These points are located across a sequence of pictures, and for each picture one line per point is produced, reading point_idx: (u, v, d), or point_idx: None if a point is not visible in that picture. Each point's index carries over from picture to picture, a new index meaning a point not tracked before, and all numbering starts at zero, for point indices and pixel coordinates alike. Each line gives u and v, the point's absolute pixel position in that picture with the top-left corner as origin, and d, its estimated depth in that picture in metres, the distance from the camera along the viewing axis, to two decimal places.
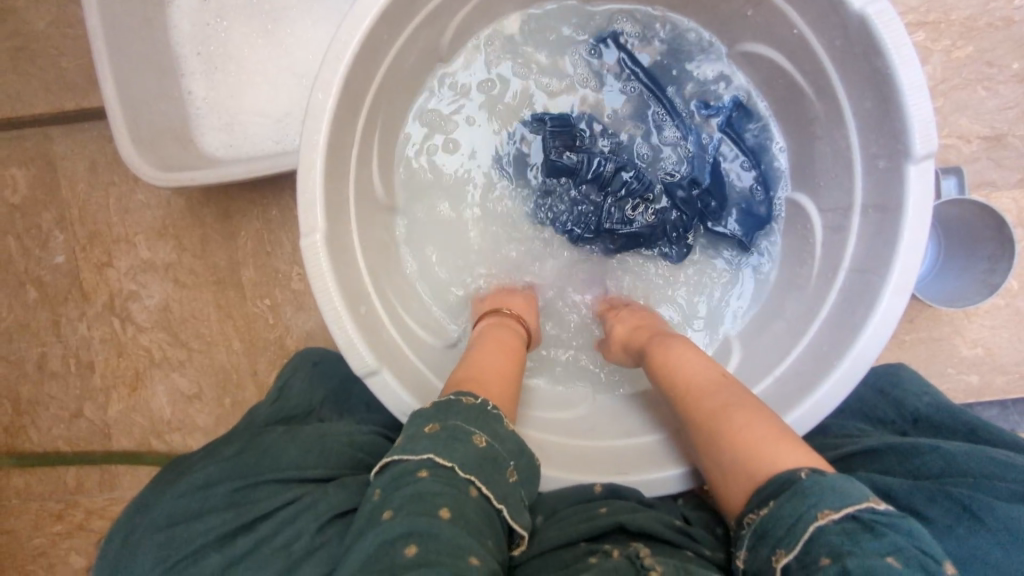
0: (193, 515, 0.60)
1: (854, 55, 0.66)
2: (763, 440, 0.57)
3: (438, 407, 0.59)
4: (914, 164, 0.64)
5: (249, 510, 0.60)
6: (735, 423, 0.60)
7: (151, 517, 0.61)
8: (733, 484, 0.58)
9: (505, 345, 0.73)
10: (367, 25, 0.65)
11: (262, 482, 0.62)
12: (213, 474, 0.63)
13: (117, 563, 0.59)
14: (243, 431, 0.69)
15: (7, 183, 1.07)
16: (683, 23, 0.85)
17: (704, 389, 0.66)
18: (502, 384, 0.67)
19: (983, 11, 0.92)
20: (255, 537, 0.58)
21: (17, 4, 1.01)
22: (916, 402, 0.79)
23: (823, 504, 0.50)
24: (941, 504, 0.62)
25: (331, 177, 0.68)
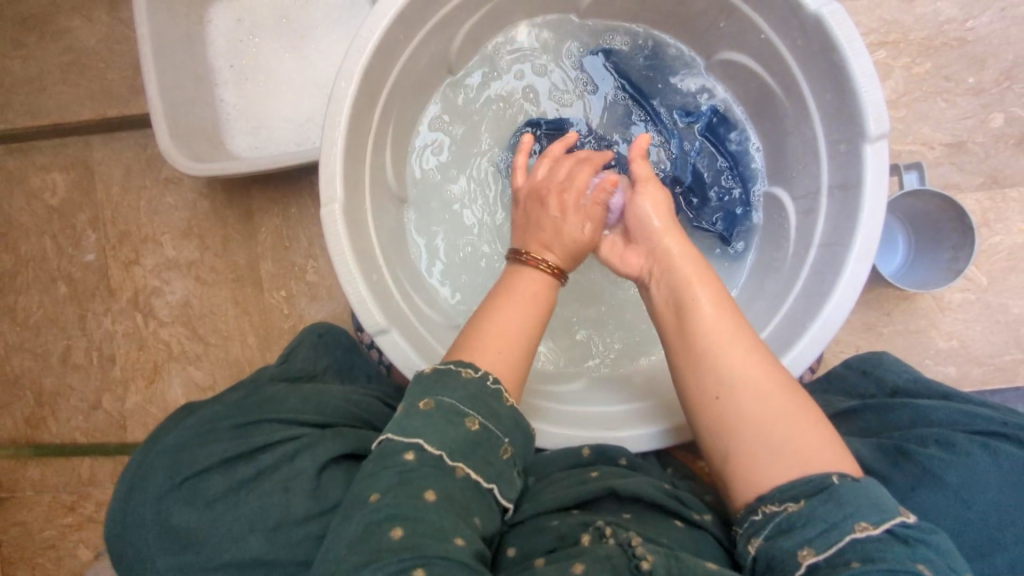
0: (200, 442, 0.63)
1: (813, 52, 0.75)
2: (810, 443, 0.58)
3: (438, 377, 0.60)
4: (869, 143, 0.72)
5: (250, 440, 0.63)
6: (792, 409, 0.60)
7: (162, 444, 0.65)
8: (775, 470, 0.58)
9: (524, 296, 0.70)
10: (385, 24, 0.74)
11: (264, 421, 0.66)
12: (221, 411, 0.67)
13: (130, 482, 0.63)
14: (248, 385, 0.75)
15: (48, 187, 1.16)
16: (665, 40, 0.95)
17: (757, 363, 0.62)
18: (508, 349, 0.65)
19: (939, 32, 1.02)
20: (256, 467, 0.61)
21: (71, 25, 1.13)
22: (896, 377, 0.79)
23: (861, 516, 0.52)
24: (905, 469, 0.63)
25: (349, 157, 0.76)
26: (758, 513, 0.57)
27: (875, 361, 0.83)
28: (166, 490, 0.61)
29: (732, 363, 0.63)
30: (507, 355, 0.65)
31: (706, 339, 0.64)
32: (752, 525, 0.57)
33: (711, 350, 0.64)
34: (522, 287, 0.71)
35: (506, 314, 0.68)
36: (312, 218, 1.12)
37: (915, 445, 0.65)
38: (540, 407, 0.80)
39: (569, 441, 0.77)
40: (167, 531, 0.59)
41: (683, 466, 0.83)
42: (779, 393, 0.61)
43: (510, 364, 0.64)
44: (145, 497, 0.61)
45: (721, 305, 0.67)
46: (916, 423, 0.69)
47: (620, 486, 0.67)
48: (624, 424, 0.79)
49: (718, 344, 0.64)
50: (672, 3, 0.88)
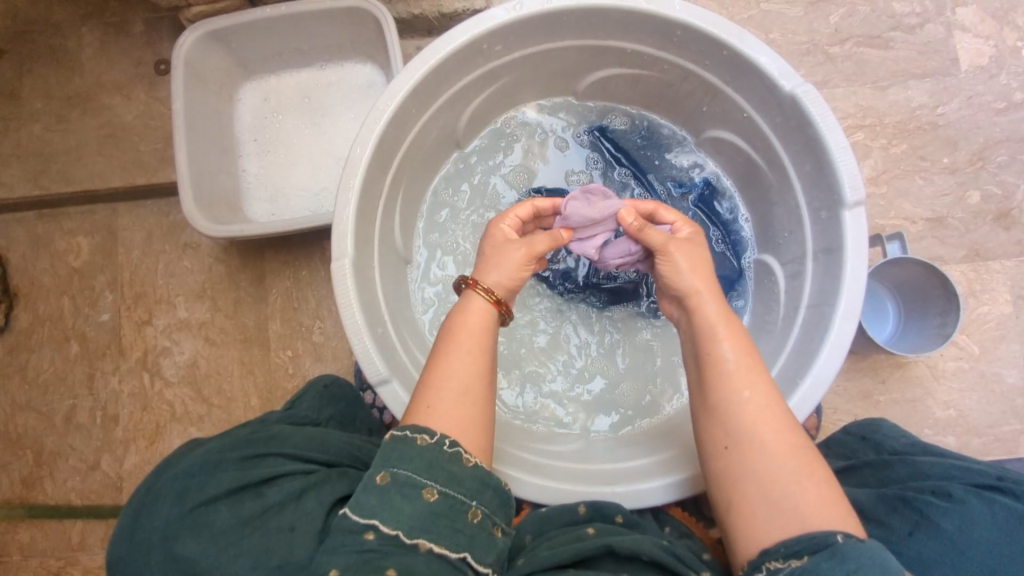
0: (209, 472, 0.64)
1: (791, 127, 0.82)
2: (814, 502, 0.59)
3: (387, 450, 0.60)
4: (847, 209, 0.77)
5: (258, 472, 0.64)
6: (794, 469, 0.61)
7: (170, 473, 0.65)
8: (775, 527, 0.60)
9: (467, 334, 0.69)
10: (400, 98, 0.82)
11: (271, 455, 0.68)
12: (230, 441, 0.68)
13: (137, 511, 0.64)
14: (254, 423, 0.76)
15: (72, 250, 1.22)
16: (659, 120, 1.02)
17: (767, 421, 0.64)
18: (461, 403, 0.65)
19: (912, 117, 1.10)
20: (263, 503, 0.63)
21: (111, 102, 1.23)
22: (894, 442, 0.80)
23: (863, 573, 0.53)
24: (901, 513, 0.66)
25: (360, 217, 0.81)
26: (762, 570, 0.58)
27: (872, 426, 0.84)
28: (174, 517, 0.61)
29: (744, 419, 0.64)
30: (462, 410, 0.65)
31: (726, 394, 0.66)
32: None
33: (723, 407, 0.65)
34: (464, 325, 0.70)
35: (456, 360, 0.67)
36: (322, 282, 1.16)
37: (914, 492, 0.67)
38: (539, 464, 0.81)
39: (565, 498, 0.77)
40: (171, 558, 0.59)
41: (681, 525, 0.81)
42: (782, 453, 0.62)
43: (462, 422, 0.64)
44: (153, 522, 0.61)
45: (743, 359, 0.67)
46: (912, 477, 0.71)
47: (617, 545, 0.67)
48: (620, 480, 0.79)
49: (731, 400, 0.65)
50: (663, 86, 0.95)
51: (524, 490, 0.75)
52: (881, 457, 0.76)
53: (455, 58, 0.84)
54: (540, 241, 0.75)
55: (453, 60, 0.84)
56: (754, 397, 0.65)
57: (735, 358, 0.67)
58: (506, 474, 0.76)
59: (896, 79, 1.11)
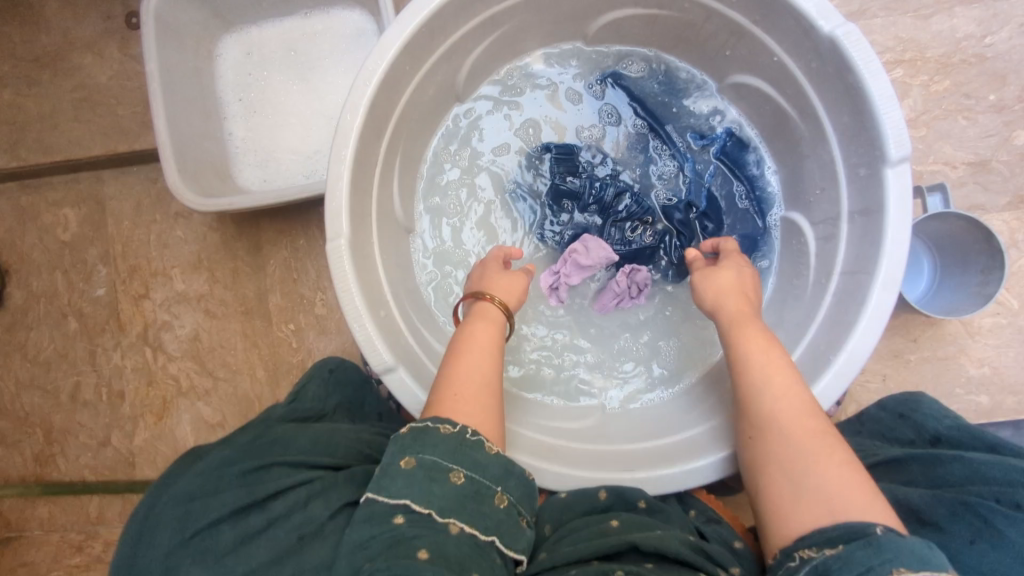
0: (211, 492, 0.62)
1: (828, 73, 0.73)
2: (845, 481, 0.58)
3: (413, 436, 0.60)
4: (891, 167, 0.69)
5: (261, 487, 0.62)
6: (817, 451, 0.60)
7: (169, 494, 0.63)
8: (805, 510, 0.58)
9: (483, 338, 0.71)
10: (391, 56, 0.74)
11: (274, 465, 0.66)
12: (231, 455, 0.66)
13: (137, 537, 0.61)
14: (256, 425, 0.74)
15: (60, 222, 1.16)
16: (677, 64, 0.93)
17: (787, 404, 0.64)
18: (482, 397, 0.66)
19: (957, 49, 1.00)
20: (268, 516, 0.60)
21: (83, 62, 1.14)
22: (936, 423, 0.78)
23: (900, 562, 0.49)
24: (963, 518, 0.63)
25: (355, 190, 0.75)
26: (795, 557, 0.56)
27: (913, 404, 0.82)
28: (176, 543, 0.59)
29: (765, 403, 0.65)
30: (483, 403, 0.66)
31: (746, 382, 0.67)
32: (788, 570, 0.56)
33: (746, 397, 0.66)
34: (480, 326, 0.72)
35: (473, 361, 0.69)
36: (321, 250, 1.10)
37: (977, 498, 0.63)
38: (556, 447, 0.77)
39: (584, 483, 0.73)
40: None
41: (707, 510, 0.79)
42: (804, 437, 0.61)
43: (483, 415, 0.65)
44: (153, 552, 0.59)
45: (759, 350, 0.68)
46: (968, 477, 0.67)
47: (641, 542, 0.64)
48: (640, 466, 0.75)
49: (754, 387, 0.66)
50: (682, 26, 0.86)
51: (541, 478, 0.72)
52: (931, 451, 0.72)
53: (449, 5, 0.75)
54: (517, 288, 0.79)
55: (447, 9, 0.75)
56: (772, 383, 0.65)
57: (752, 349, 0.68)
58: (522, 459, 0.73)
59: (941, 6, 1.00)
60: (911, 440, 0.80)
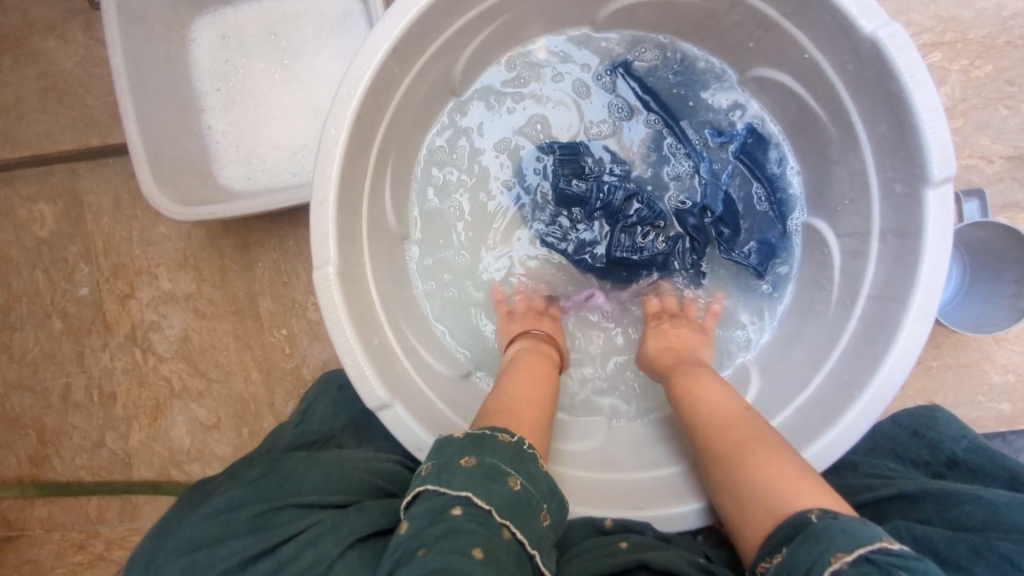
0: (217, 540, 0.59)
1: (866, 78, 0.65)
2: (781, 476, 0.55)
3: (474, 440, 0.58)
4: (932, 189, 0.63)
5: (271, 533, 0.59)
6: (747, 456, 0.59)
7: (174, 543, 0.60)
8: (750, 516, 0.55)
9: (539, 369, 0.74)
10: (378, 60, 0.66)
11: (285, 507, 0.62)
12: (237, 496, 0.62)
13: None
14: (264, 457, 0.70)
15: (36, 218, 1.10)
16: (694, 52, 0.85)
17: (717, 421, 0.66)
18: (538, 418, 0.66)
19: (1002, 30, 0.91)
20: (277, 562, 0.57)
21: (47, 45, 1.05)
22: (952, 446, 0.74)
23: (836, 547, 0.46)
24: (985, 559, 0.59)
25: (343, 211, 0.69)
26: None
27: (928, 420, 0.78)
28: None
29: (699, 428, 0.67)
30: (538, 423, 0.66)
31: (684, 416, 0.70)
32: None
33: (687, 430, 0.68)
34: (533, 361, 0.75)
35: (528, 386, 0.70)
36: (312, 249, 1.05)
37: (997, 538, 0.60)
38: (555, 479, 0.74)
39: (592, 513, 0.71)
40: None
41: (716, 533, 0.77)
42: (734, 446, 0.61)
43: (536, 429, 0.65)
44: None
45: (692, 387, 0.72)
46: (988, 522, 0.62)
47: (651, 559, 0.61)
48: (650, 502, 0.71)
49: (691, 416, 0.68)
50: (702, 14, 0.77)
51: None
52: (946, 486, 0.67)
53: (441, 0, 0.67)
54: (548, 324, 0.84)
55: (438, 4, 0.67)
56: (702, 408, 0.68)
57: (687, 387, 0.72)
58: None
59: None
60: (926, 462, 0.76)
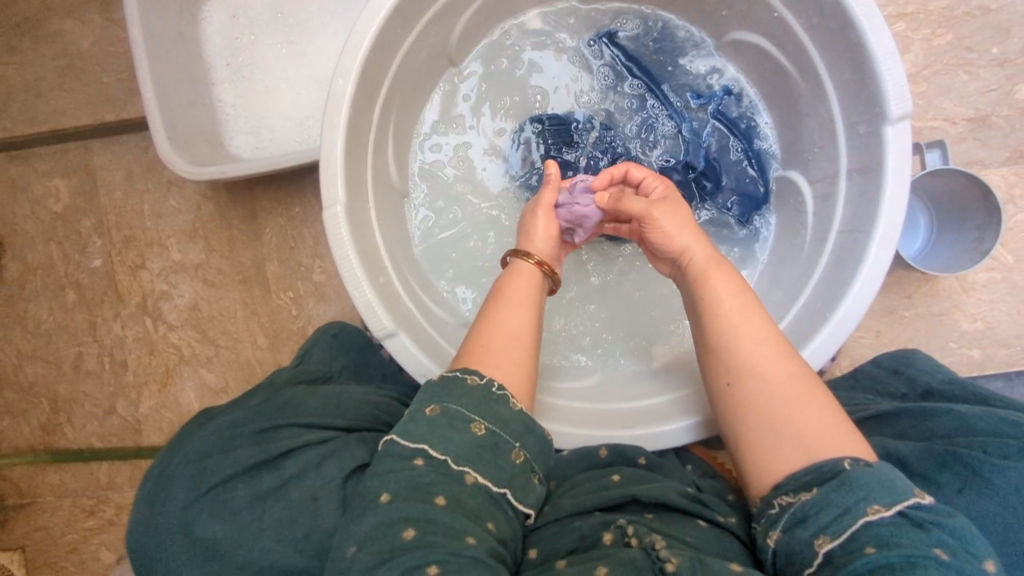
0: (222, 450, 0.63)
1: (829, 30, 0.72)
2: (823, 426, 0.57)
3: (443, 387, 0.60)
4: (890, 125, 0.69)
5: (273, 446, 0.63)
6: (798, 394, 0.59)
7: (182, 455, 0.64)
8: (788, 456, 0.57)
9: (526, 292, 0.70)
10: (381, 18, 0.72)
11: (285, 426, 0.66)
12: (242, 417, 0.67)
13: (154, 492, 0.62)
14: (267, 388, 0.75)
15: (51, 193, 1.15)
16: (675, 21, 0.91)
17: (764, 352, 0.62)
18: (514, 345, 0.65)
19: (960, 1, 0.97)
20: (280, 476, 0.61)
21: (65, 27, 1.12)
22: (929, 377, 0.76)
23: (872, 499, 0.51)
24: (951, 469, 0.62)
25: (350, 156, 0.74)
26: (773, 505, 0.57)
27: (907, 359, 0.81)
28: (191, 500, 0.60)
29: (743, 355, 0.62)
30: (514, 354, 0.65)
31: (717, 327, 0.64)
32: (768, 517, 0.57)
33: (719, 341, 0.63)
34: (511, 280, 0.71)
35: (510, 313, 0.67)
36: (318, 217, 1.10)
37: (965, 450, 0.63)
38: (557, 407, 0.79)
39: (585, 442, 0.75)
40: (192, 542, 0.58)
41: (704, 465, 0.81)
42: (787, 379, 0.60)
43: (513, 366, 0.64)
44: (170, 508, 0.60)
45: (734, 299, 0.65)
46: (959, 433, 0.65)
47: (642, 493, 0.66)
48: (638, 423, 0.77)
49: (730, 337, 0.63)
50: None
51: None
52: (924, 405, 0.71)
53: None
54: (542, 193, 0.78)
55: None
56: (747, 333, 0.63)
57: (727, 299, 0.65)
58: None
59: None
60: (903, 394, 0.78)
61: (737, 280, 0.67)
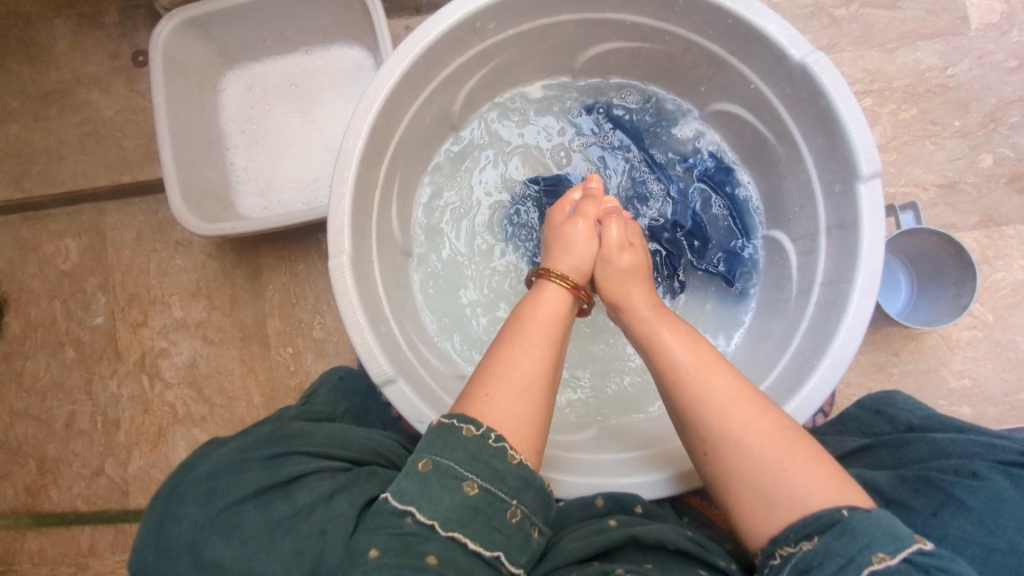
0: (235, 473, 0.63)
1: (802, 98, 0.78)
2: (811, 481, 0.56)
3: (440, 438, 0.57)
4: (863, 182, 0.74)
5: (284, 471, 0.63)
6: (782, 450, 0.58)
7: (194, 476, 0.64)
8: (778, 513, 0.56)
9: (547, 320, 0.70)
10: (391, 84, 0.78)
11: (295, 453, 0.66)
12: (253, 443, 0.67)
13: (163, 515, 0.62)
14: (272, 421, 0.75)
15: (60, 253, 1.18)
16: (664, 94, 0.98)
17: (735, 410, 0.61)
18: (520, 395, 0.62)
19: (921, 80, 1.06)
20: (292, 506, 0.61)
21: (91, 96, 1.19)
22: (909, 415, 0.78)
23: (877, 546, 0.50)
24: (924, 494, 0.63)
25: (357, 211, 0.78)
26: (775, 557, 0.55)
27: (888, 400, 0.82)
28: (202, 521, 0.59)
29: (714, 414, 0.62)
30: (519, 407, 0.61)
31: (683, 388, 0.64)
32: (771, 569, 0.55)
33: (687, 405, 0.64)
34: (544, 309, 0.71)
35: (522, 350, 0.66)
36: (320, 275, 1.14)
37: (935, 473, 0.64)
38: (553, 456, 0.78)
39: (581, 492, 0.74)
40: (200, 564, 0.57)
41: (700, 514, 0.81)
42: (762, 439, 0.59)
43: (518, 411, 0.61)
44: (180, 527, 0.60)
45: (695, 356, 0.66)
46: (933, 456, 0.68)
47: (643, 533, 0.64)
48: (636, 468, 0.76)
49: (698, 398, 0.63)
50: (665, 59, 0.91)
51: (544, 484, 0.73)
52: (900, 435, 0.73)
53: (447, 38, 0.80)
54: (590, 207, 0.82)
55: (444, 41, 0.80)
56: (715, 391, 0.63)
57: (687, 355, 0.66)
58: None
59: (905, 41, 1.07)
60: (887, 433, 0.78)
61: (693, 337, 0.69)
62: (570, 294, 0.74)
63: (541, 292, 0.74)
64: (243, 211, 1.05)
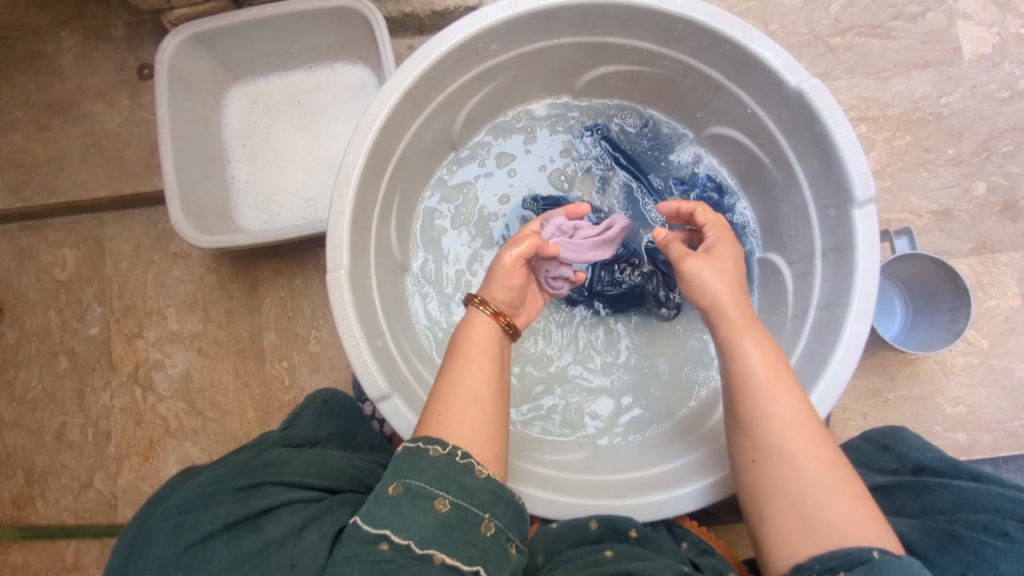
0: (204, 505, 0.62)
1: (798, 123, 0.80)
2: (856, 517, 0.56)
3: (403, 461, 0.57)
4: (858, 208, 0.75)
5: (255, 503, 0.62)
6: (834, 482, 0.58)
7: (163, 508, 0.63)
8: (811, 540, 0.57)
9: (483, 339, 0.68)
10: (393, 103, 0.79)
11: (267, 484, 0.65)
12: (226, 473, 0.66)
13: (131, 546, 0.61)
14: (251, 448, 0.74)
15: (58, 262, 1.18)
16: (660, 118, 0.99)
17: (798, 432, 0.61)
18: (471, 410, 0.62)
19: (915, 108, 1.08)
20: (262, 539, 0.60)
21: (95, 109, 1.20)
22: (919, 454, 0.77)
23: None
24: (951, 552, 0.62)
25: (356, 226, 0.79)
26: None
27: (895, 435, 0.81)
28: (169, 556, 0.58)
29: (776, 432, 0.61)
30: (472, 417, 0.62)
31: (752, 401, 0.63)
32: None
33: (753, 414, 0.62)
34: (475, 334, 0.69)
35: (464, 371, 0.65)
36: (317, 290, 1.14)
37: (964, 528, 0.63)
38: (546, 476, 0.78)
39: (575, 512, 0.74)
40: None
41: (701, 542, 0.78)
42: (817, 468, 0.59)
43: (473, 426, 0.61)
44: (147, 560, 0.59)
45: (772, 369, 0.64)
46: (957, 507, 0.67)
47: (636, 572, 0.61)
48: (628, 492, 0.76)
49: (763, 413, 0.62)
50: (664, 83, 0.93)
51: (534, 507, 0.73)
52: (919, 478, 0.72)
53: (450, 59, 0.81)
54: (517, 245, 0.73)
55: (447, 61, 0.81)
56: (784, 410, 0.62)
57: (765, 367, 0.64)
58: (513, 487, 0.74)
59: (899, 70, 1.08)
60: (894, 469, 0.78)
61: (775, 352, 0.65)
62: (498, 321, 0.70)
63: (469, 319, 0.71)
64: (240, 225, 1.05)
